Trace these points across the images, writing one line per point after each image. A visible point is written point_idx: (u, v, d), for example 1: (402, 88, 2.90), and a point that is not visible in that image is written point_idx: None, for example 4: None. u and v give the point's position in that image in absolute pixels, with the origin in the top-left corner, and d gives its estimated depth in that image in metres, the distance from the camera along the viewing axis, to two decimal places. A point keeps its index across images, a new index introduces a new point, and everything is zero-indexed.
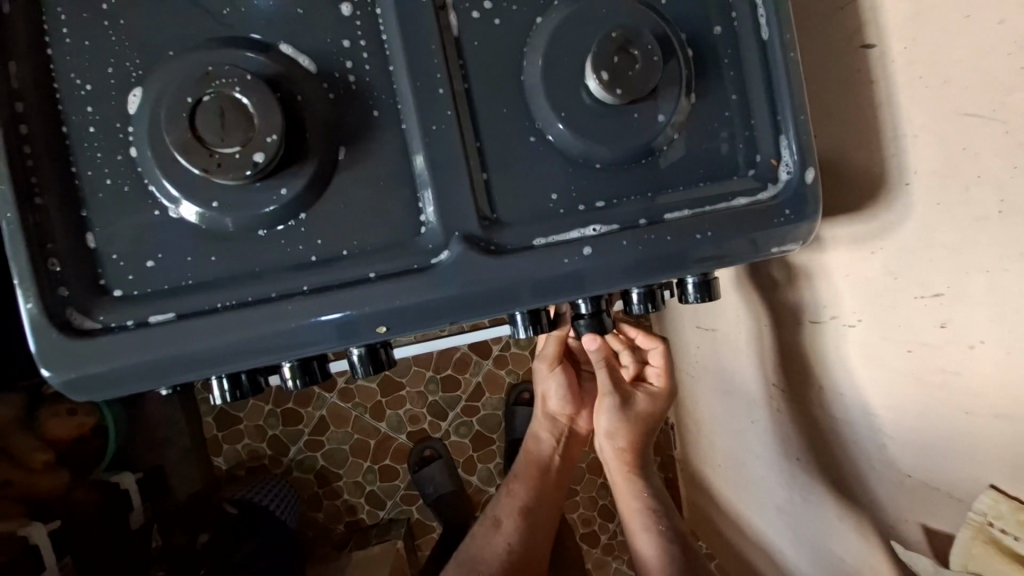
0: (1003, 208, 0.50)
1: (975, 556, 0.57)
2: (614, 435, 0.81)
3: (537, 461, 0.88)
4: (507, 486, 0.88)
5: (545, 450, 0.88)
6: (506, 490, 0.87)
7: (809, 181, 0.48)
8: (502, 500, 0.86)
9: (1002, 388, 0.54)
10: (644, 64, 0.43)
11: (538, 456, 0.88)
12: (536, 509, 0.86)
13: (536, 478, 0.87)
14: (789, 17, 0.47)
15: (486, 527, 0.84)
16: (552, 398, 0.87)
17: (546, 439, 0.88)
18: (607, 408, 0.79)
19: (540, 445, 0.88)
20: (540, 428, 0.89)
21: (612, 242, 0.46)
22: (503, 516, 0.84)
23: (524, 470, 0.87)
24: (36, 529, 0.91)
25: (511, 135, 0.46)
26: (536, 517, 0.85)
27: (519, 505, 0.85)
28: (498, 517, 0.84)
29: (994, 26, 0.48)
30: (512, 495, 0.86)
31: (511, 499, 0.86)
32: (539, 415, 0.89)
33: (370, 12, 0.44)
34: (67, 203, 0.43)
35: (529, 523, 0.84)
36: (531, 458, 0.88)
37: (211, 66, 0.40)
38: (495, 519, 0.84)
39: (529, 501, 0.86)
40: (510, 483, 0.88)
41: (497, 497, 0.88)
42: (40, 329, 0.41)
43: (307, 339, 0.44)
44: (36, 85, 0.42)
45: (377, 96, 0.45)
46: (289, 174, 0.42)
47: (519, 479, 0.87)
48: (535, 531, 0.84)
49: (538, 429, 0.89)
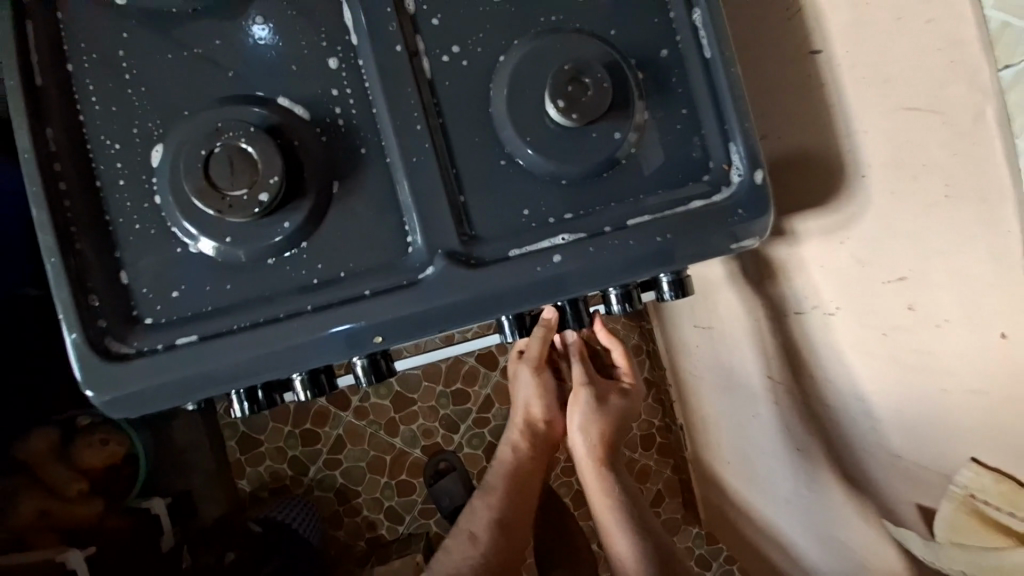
0: (948, 192, 0.54)
1: (959, 528, 0.59)
2: (588, 431, 0.82)
3: (513, 467, 0.90)
4: (482, 499, 0.90)
5: (523, 459, 0.90)
6: (481, 500, 0.90)
7: (759, 182, 0.52)
8: (479, 513, 0.88)
9: (970, 363, 0.57)
10: (595, 91, 0.49)
11: (512, 464, 0.90)
12: (511, 524, 0.87)
13: (514, 487, 0.89)
14: (727, 38, 0.52)
15: (461, 540, 0.86)
16: (523, 402, 0.91)
17: (523, 446, 0.91)
18: (583, 400, 0.83)
19: (519, 455, 0.91)
20: (516, 435, 0.92)
21: (580, 248, 0.51)
22: (478, 530, 0.86)
23: (500, 481, 0.90)
24: (73, 555, 0.98)
25: (483, 161, 0.51)
26: (510, 530, 0.87)
27: (494, 519, 0.86)
28: (474, 531, 0.86)
29: (925, 25, 0.52)
30: (488, 508, 0.88)
31: (487, 513, 0.87)
32: (518, 422, 0.92)
33: (354, 65, 0.51)
34: (103, 246, 0.49)
35: (505, 535, 0.86)
36: (508, 470, 0.90)
37: (220, 123, 0.47)
38: (471, 534, 0.86)
39: (503, 513, 0.87)
40: (485, 496, 0.90)
41: (472, 510, 0.89)
42: (83, 356, 0.47)
43: (319, 351, 0.50)
44: (73, 148, 0.50)
45: (365, 136, 0.51)
46: (291, 209, 0.48)
47: (496, 491, 0.89)
48: (511, 540, 0.86)
49: (513, 435, 0.92)
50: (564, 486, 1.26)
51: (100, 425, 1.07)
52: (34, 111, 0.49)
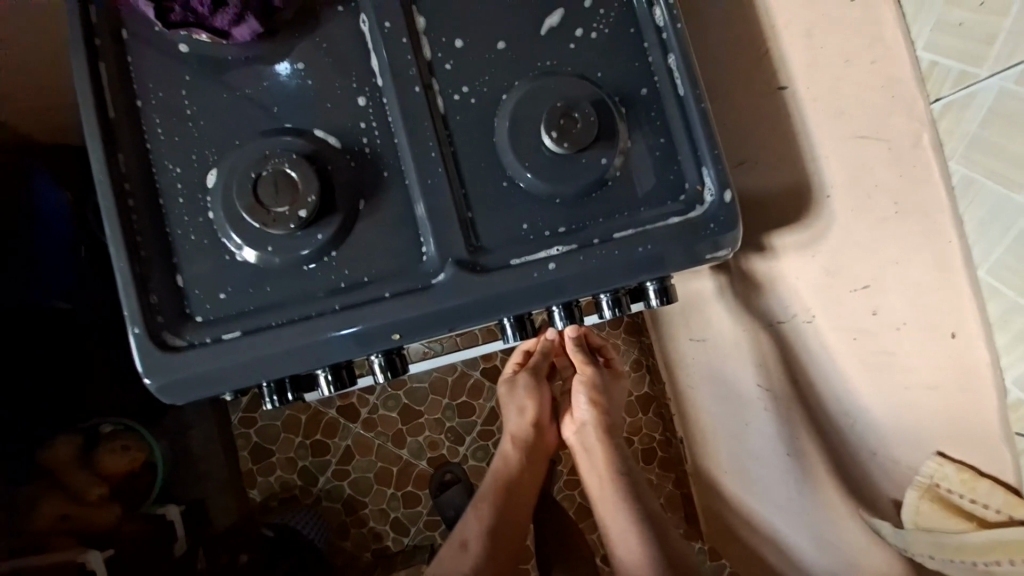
0: (899, 208, 0.62)
1: (923, 513, 0.66)
2: (596, 403, 0.91)
3: (502, 476, 0.93)
4: (474, 509, 0.92)
5: (513, 467, 0.94)
6: (473, 510, 0.92)
7: (728, 201, 0.60)
8: (469, 522, 0.90)
9: (928, 360, 0.64)
10: (584, 123, 0.57)
11: (505, 473, 0.94)
12: (500, 530, 0.90)
13: (505, 495, 0.93)
14: (697, 77, 0.61)
15: (453, 549, 0.89)
16: (514, 412, 0.96)
17: (513, 455, 0.95)
18: (590, 373, 0.91)
19: (508, 464, 0.94)
20: (507, 446, 0.96)
21: (572, 258, 0.58)
22: (469, 538, 0.89)
23: (491, 489, 0.93)
24: (93, 555, 0.95)
25: (487, 183, 0.60)
26: (499, 536, 0.89)
27: (484, 528, 0.89)
28: (465, 539, 0.89)
29: (869, 65, 0.61)
30: (479, 518, 0.90)
31: (478, 523, 0.90)
32: (510, 435, 0.96)
33: (379, 102, 0.60)
34: (165, 254, 0.58)
35: (495, 543, 0.89)
36: (499, 479, 0.94)
37: (267, 151, 0.56)
38: (462, 542, 0.89)
39: (493, 522, 0.90)
40: (477, 506, 0.92)
41: (465, 519, 0.92)
42: (144, 347, 0.55)
43: (340, 348, 0.57)
44: (140, 170, 0.58)
45: (387, 161, 0.59)
46: (324, 223, 0.56)
47: (488, 498, 0.92)
48: (502, 548, 0.89)
49: (505, 448, 0.96)
50: (570, 497, 1.31)
51: (122, 431, 1.06)
52: (111, 141, 0.58)
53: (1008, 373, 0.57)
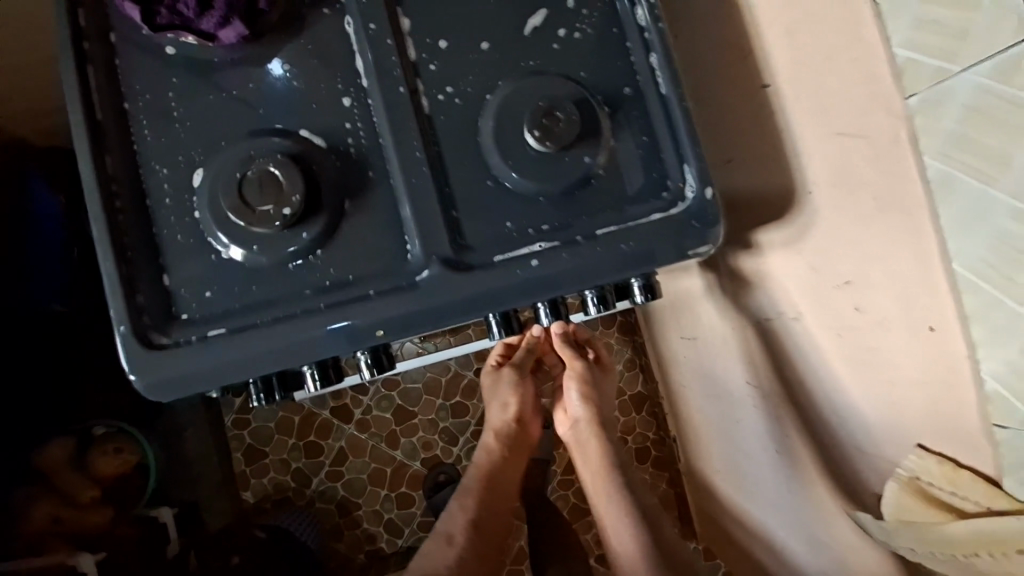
0: (878, 204, 0.63)
1: (904, 506, 0.66)
2: (588, 398, 0.91)
3: (485, 469, 0.93)
4: (458, 501, 0.92)
5: (496, 461, 0.94)
6: (457, 503, 0.92)
7: (709, 198, 0.61)
8: (453, 514, 0.90)
9: (908, 354, 0.65)
10: (566, 122, 0.58)
11: (488, 467, 0.94)
12: (484, 523, 0.90)
13: (489, 489, 0.93)
14: (678, 77, 0.62)
15: (438, 542, 0.88)
16: (497, 406, 0.96)
17: (494, 449, 0.95)
18: (578, 369, 0.92)
19: (491, 458, 0.95)
20: (490, 438, 0.96)
21: (555, 255, 0.59)
22: (455, 532, 0.88)
23: (474, 483, 0.93)
24: (85, 558, 0.96)
25: (473, 182, 0.60)
26: (483, 528, 0.90)
27: (468, 520, 0.89)
28: (450, 533, 0.88)
29: (848, 62, 0.61)
30: (463, 509, 0.90)
31: (462, 515, 0.90)
32: (492, 428, 0.96)
33: (364, 102, 0.60)
34: (151, 255, 0.58)
35: (480, 535, 0.89)
36: (482, 472, 0.94)
37: (252, 151, 0.56)
38: (448, 535, 0.89)
39: (477, 514, 0.90)
40: (461, 498, 0.92)
41: (450, 513, 0.91)
42: (130, 346, 0.55)
43: (326, 346, 0.57)
44: (127, 172, 0.59)
45: (373, 161, 0.60)
46: (309, 222, 0.57)
47: (471, 492, 0.92)
48: (487, 540, 0.90)
49: (487, 442, 0.96)
50: (563, 498, 1.31)
51: (116, 434, 1.06)
52: (97, 143, 0.58)
53: (983, 365, 0.57)
